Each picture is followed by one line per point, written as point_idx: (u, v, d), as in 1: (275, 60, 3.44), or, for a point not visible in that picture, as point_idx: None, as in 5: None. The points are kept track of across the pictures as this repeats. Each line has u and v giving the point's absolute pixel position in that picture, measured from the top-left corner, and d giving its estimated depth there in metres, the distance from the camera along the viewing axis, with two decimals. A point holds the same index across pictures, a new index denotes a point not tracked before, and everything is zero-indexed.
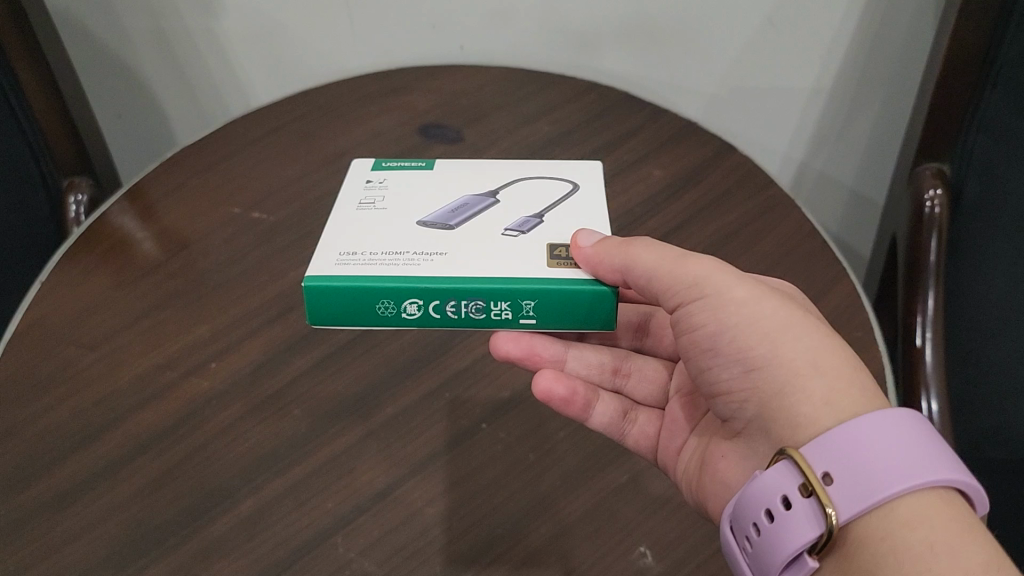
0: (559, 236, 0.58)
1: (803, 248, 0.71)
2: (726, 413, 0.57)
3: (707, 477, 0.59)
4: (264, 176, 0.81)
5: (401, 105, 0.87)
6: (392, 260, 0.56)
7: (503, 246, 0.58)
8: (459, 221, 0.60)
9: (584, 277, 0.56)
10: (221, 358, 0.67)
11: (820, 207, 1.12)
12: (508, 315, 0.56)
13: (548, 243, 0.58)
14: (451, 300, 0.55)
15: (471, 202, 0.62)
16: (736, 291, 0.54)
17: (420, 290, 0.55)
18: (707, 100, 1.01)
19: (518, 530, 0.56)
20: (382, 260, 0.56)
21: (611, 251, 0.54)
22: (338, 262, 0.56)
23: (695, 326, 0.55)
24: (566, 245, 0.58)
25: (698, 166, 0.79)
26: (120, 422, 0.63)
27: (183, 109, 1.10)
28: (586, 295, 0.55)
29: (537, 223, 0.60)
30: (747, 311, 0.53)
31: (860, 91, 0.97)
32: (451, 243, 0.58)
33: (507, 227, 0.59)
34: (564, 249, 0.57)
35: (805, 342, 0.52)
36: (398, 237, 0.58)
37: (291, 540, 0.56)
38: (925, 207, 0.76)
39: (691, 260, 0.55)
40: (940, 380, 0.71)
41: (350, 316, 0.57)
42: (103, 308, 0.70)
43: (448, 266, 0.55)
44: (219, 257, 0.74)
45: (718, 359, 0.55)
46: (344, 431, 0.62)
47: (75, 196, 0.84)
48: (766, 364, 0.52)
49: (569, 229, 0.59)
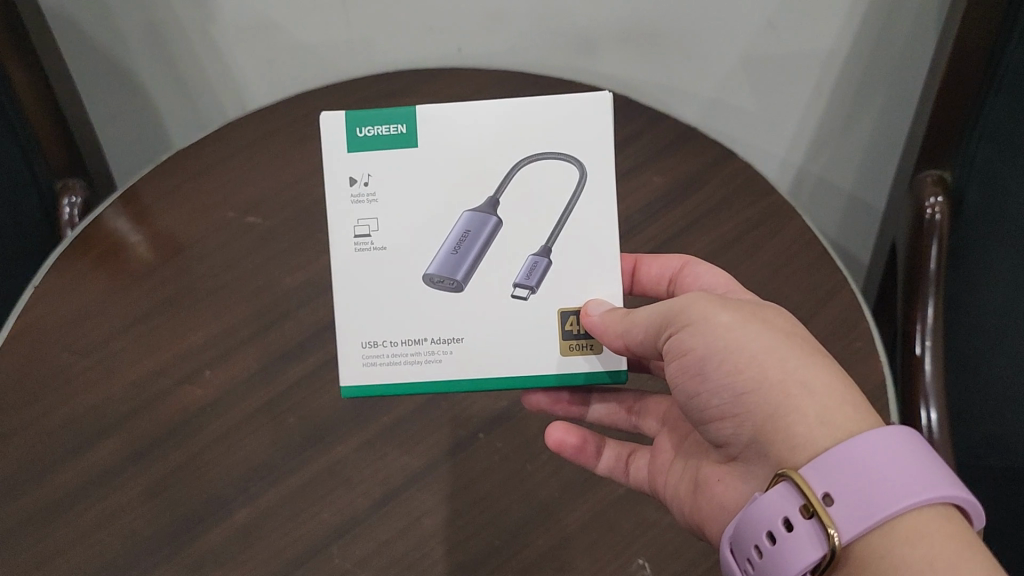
0: (569, 296, 0.59)
1: (802, 258, 0.71)
2: (717, 439, 0.55)
3: (703, 501, 0.56)
4: (259, 178, 0.79)
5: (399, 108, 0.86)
6: (412, 352, 0.59)
7: (516, 316, 0.59)
8: (465, 272, 0.58)
9: (588, 366, 0.59)
10: (216, 364, 0.66)
11: (818, 210, 1.11)
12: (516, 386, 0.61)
13: (558, 309, 0.59)
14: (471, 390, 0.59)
15: (472, 225, 0.58)
16: (721, 316, 0.53)
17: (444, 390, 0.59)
18: (707, 104, 1.01)
19: (514, 542, 0.57)
20: (402, 357, 0.59)
21: (618, 322, 0.56)
22: (364, 364, 0.59)
23: (682, 354, 0.54)
24: (576, 313, 0.59)
25: (702, 171, 0.77)
26: (115, 430, 0.62)
27: (180, 108, 1.09)
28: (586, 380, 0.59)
29: (545, 268, 0.58)
30: (733, 335, 0.53)
31: (859, 96, 0.97)
32: (467, 318, 0.59)
33: (516, 281, 0.58)
34: (574, 320, 0.59)
35: (793, 363, 0.51)
36: (409, 306, 0.59)
37: (284, 552, 0.56)
38: (926, 214, 0.75)
39: (679, 300, 0.55)
40: (939, 389, 0.71)
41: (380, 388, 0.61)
42: (97, 312, 0.69)
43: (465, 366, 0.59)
44: (214, 261, 0.73)
45: (708, 385, 0.54)
46: (344, 438, 0.62)
47: (69, 199, 0.83)
48: (756, 387, 0.51)
49: (578, 277, 0.59)
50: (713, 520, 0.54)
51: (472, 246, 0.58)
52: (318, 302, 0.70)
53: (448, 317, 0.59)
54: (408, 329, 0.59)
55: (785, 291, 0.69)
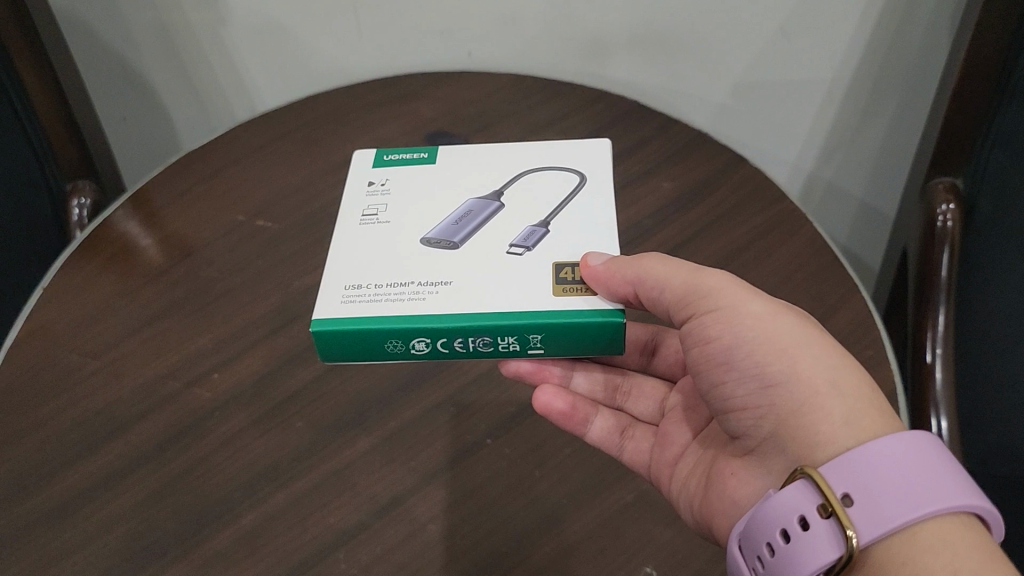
0: (566, 254, 0.58)
1: (814, 264, 0.70)
2: (737, 430, 0.56)
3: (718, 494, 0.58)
4: (269, 182, 0.80)
5: (408, 113, 0.86)
6: (398, 293, 0.56)
7: (509, 269, 0.57)
8: (463, 238, 0.59)
9: (598, 306, 0.55)
10: (223, 368, 0.66)
11: (829, 215, 1.10)
12: (516, 347, 0.56)
13: (554, 262, 0.57)
14: (459, 338, 0.54)
15: (475, 208, 0.62)
16: (752, 306, 0.54)
17: (428, 329, 0.54)
18: (716, 108, 1.00)
19: (523, 548, 0.55)
20: (386, 295, 0.55)
21: (624, 266, 0.55)
22: (344, 301, 0.55)
23: (708, 339, 0.55)
24: (573, 265, 0.57)
25: (709, 177, 0.78)
26: (120, 433, 0.62)
27: (189, 114, 1.10)
28: (595, 325, 0.54)
29: (542, 235, 0.59)
30: (762, 326, 0.53)
31: (871, 102, 0.96)
32: (456, 271, 0.57)
33: (512, 243, 0.59)
34: (570, 270, 0.57)
35: (822, 360, 0.52)
36: (404, 262, 0.58)
37: (290, 556, 0.55)
38: (938, 221, 0.75)
39: (706, 274, 0.56)
40: (950, 400, 0.70)
41: (359, 352, 0.56)
42: (106, 316, 0.69)
43: (454, 301, 0.55)
44: (222, 265, 0.73)
45: (732, 374, 0.54)
46: (351, 443, 0.61)
47: (78, 200, 0.83)
48: (784, 381, 0.52)
49: (575, 245, 0.58)
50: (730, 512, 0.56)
51: (472, 222, 0.61)
52: None
53: (439, 270, 0.57)
54: (402, 275, 0.57)
55: (798, 295, 0.68)
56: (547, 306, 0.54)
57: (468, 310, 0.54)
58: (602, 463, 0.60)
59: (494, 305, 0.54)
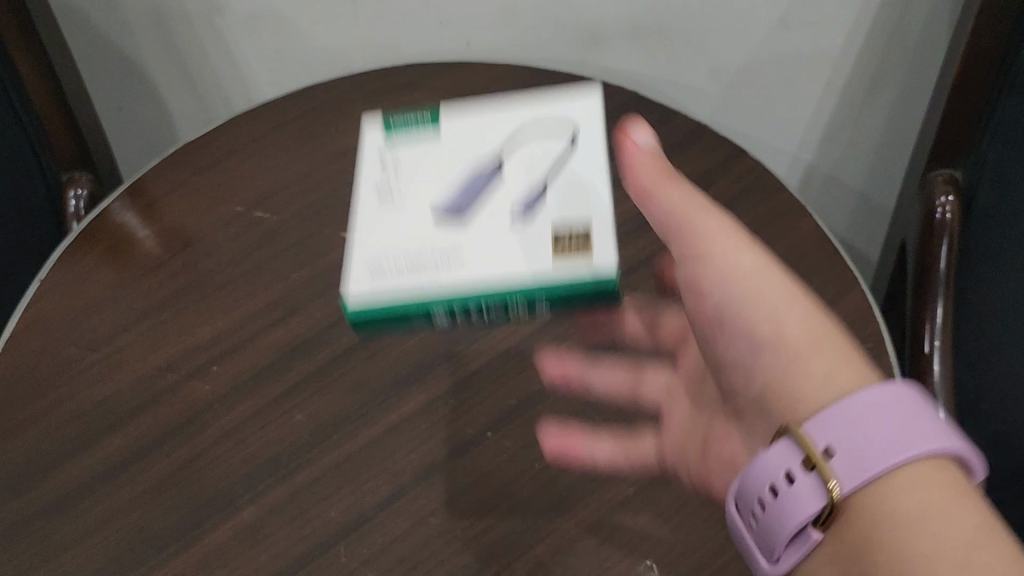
0: (567, 219, 0.62)
1: (813, 257, 0.71)
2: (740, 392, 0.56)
3: (718, 486, 0.58)
4: (269, 172, 0.79)
5: (408, 102, 0.85)
6: (417, 264, 0.60)
7: (515, 233, 0.61)
8: (471, 214, 0.63)
9: (586, 271, 0.59)
10: (222, 360, 0.66)
11: (828, 208, 1.10)
12: (524, 305, 0.61)
13: (554, 225, 0.61)
14: (472, 304, 0.60)
15: (479, 180, 0.65)
16: (743, 263, 0.55)
17: (445, 300, 0.59)
18: (715, 100, 1.00)
19: (523, 541, 0.55)
20: (403, 273, 0.59)
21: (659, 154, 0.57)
22: (370, 282, 0.59)
23: (698, 281, 0.57)
24: (575, 227, 0.61)
25: (710, 169, 0.78)
26: (120, 426, 0.62)
27: (187, 105, 1.09)
28: (588, 284, 0.59)
29: (545, 202, 0.63)
30: (753, 280, 0.54)
31: (872, 93, 0.96)
32: (468, 237, 0.61)
33: (518, 212, 0.62)
34: (569, 232, 0.61)
35: (800, 315, 0.53)
36: (420, 234, 0.62)
37: (291, 550, 0.55)
38: (937, 212, 0.76)
39: (710, 212, 0.56)
40: (947, 390, 0.70)
41: (387, 321, 0.61)
42: (105, 308, 0.69)
43: (465, 266, 0.59)
44: (222, 257, 0.73)
45: (716, 315, 0.57)
46: (352, 435, 0.61)
47: (75, 190, 0.82)
48: (768, 342, 0.54)
49: (575, 207, 0.62)
50: (728, 507, 0.56)
51: (477, 194, 0.64)
52: (325, 299, 0.69)
53: (452, 240, 0.61)
54: (418, 248, 0.61)
55: None
56: (551, 270, 0.59)
57: (479, 277, 0.59)
58: None
59: (504, 273, 0.59)
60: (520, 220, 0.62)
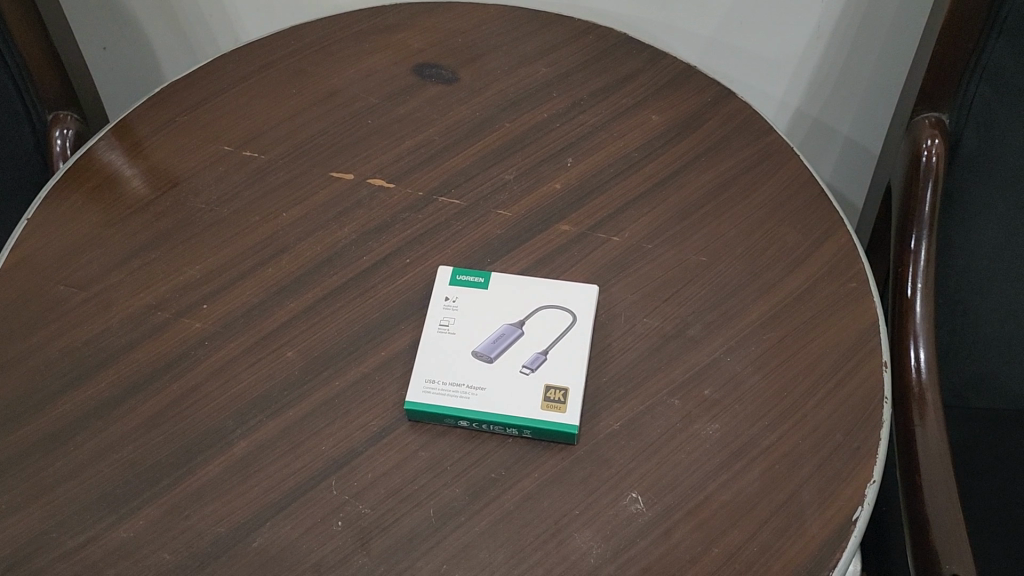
0: (559, 378, 0.60)
1: (800, 199, 0.71)
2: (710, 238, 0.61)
3: (703, 419, 0.59)
4: (256, 112, 0.79)
5: (396, 43, 0.85)
6: (454, 385, 0.59)
7: (508, 386, 0.59)
8: None
9: (563, 420, 0.57)
10: (212, 299, 0.66)
11: (814, 154, 1.10)
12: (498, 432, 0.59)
13: (545, 385, 0.59)
14: (463, 422, 0.58)
15: None
16: None
17: (461, 417, 0.58)
18: (705, 43, 1.00)
19: (512, 473, 0.57)
20: (447, 386, 0.59)
21: None
22: (424, 389, 0.59)
23: None
24: (561, 388, 0.59)
25: (698, 110, 0.78)
26: (111, 361, 0.62)
27: (172, 44, 1.07)
28: (556, 428, 0.57)
29: (540, 359, 0.61)
30: None
31: (860, 37, 0.96)
32: (494, 380, 0.60)
33: None
34: (558, 391, 0.59)
35: None
36: (455, 358, 0.61)
37: (284, 483, 0.56)
38: (923, 156, 0.75)
39: None
40: (929, 332, 0.71)
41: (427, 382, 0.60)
42: (93, 247, 0.69)
43: (464, 397, 0.59)
44: (210, 196, 0.73)
45: None
46: (342, 371, 0.62)
47: (61, 130, 0.82)
48: None
49: (567, 370, 0.60)
50: (712, 440, 0.58)
51: None
52: (314, 238, 0.70)
53: (471, 374, 0.60)
54: (460, 371, 0.60)
55: (783, 230, 0.69)
56: (529, 412, 0.58)
57: (473, 406, 0.58)
58: (592, 389, 0.60)
59: (490, 403, 0.58)
60: (487, 359, 0.61)
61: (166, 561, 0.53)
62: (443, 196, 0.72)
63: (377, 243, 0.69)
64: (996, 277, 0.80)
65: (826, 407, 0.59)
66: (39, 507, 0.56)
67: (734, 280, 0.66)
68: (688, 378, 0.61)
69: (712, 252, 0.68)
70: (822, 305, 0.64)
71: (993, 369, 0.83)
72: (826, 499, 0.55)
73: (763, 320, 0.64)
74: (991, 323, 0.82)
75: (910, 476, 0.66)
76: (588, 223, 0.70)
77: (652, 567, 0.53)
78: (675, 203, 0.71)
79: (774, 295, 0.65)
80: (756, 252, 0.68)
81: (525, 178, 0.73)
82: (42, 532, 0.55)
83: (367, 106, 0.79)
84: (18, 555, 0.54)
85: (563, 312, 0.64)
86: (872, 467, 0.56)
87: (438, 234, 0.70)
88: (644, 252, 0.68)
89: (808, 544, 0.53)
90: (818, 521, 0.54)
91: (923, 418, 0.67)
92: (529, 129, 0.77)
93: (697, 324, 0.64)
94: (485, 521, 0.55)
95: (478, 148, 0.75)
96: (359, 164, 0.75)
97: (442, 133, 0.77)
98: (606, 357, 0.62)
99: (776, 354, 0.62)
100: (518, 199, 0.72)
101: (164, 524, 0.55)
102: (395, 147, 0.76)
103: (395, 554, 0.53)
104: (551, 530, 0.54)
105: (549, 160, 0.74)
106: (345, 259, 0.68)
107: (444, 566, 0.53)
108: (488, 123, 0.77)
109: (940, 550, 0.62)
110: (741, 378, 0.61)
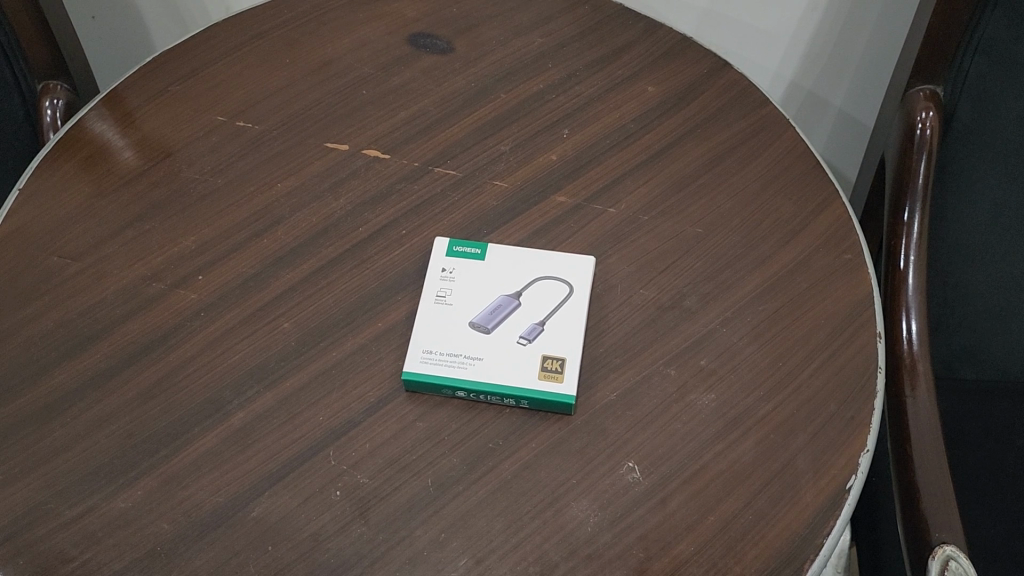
0: (556, 348, 0.60)
1: (794, 170, 0.71)
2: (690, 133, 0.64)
3: (699, 390, 0.59)
4: (249, 83, 0.78)
5: (390, 13, 0.84)
6: (453, 356, 0.60)
7: (507, 357, 0.59)
8: None
9: (561, 390, 0.58)
10: (209, 269, 0.66)
11: (808, 125, 1.10)
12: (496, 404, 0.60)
13: (542, 355, 0.60)
14: (461, 393, 0.59)
15: None
16: None
17: (459, 388, 0.58)
18: (699, 13, 1.00)
19: (509, 443, 0.57)
20: (445, 358, 0.59)
21: None
22: (422, 361, 0.59)
23: None
24: (559, 358, 0.59)
25: (694, 82, 0.78)
26: (107, 333, 0.62)
27: (160, 12, 1.06)
28: (553, 399, 0.57)
29: (537, 330, 0.61)
30: None
31: (855, 10, 0.96)
32: (491, 351, 0.60)
33: None
34: (555, 361, 0.59)
35: None
36: (452, 330, 0.61)
37: (282, 452, 0.56)
38: (917, 128, 0.75)
39: None
40: (921, 303, 0.72)
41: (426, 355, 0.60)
42: (86, 218, 0.69)
43: (462, 368, 0.59)
44: (204, 166, 0.72)
45: None
46: (339, 343, 0.62)
47: (51, 100, 0.81)
48: None
49: (565, 341, 0.60)
50: (708, 411, 0.58)
51: None
52: (309, 209, 0.69)
53: (469, 345, 0.60)
54: (458, 342, 0.60)
55: (779, 202, 0.69)
56: (527, 382, 0.58)
57: (471, 376, 0.58)
58: (589, 360, 0.61)
59: (488, 374, 0.58)
60: (484, 330, 0.61)
61: (165, 530, 0.53)
62: (438, 168, 0.72)
63: (373, 214, 0.69)
64: (988, 250, 0.80)
65: (821, 377, 0.60)
66: (36, 477, 0.56)
67: (729, 252, 0.66)
68: (683, 350, 0.61)
69: (708, 224, 0.68)
70: (817, 276, 0.65)
71: (982, 340, 0.84)
72: (820, 468, 0.56)
73: (759, 292, 0.64)
74: (981, 294, 0.82)
75: (900, 446, 0.66)
76: (583, 194, 0.70)
77: (649, 536, 0.53)
78: (670, 174, 0.71)
79: (770, 267, 0.65)
80: (751, 223, 0.68)
81: (521, 148, 0.73)
82: (39, 503, 0.55)
83: (361, 76, 0.79)
84: (16, 525, 0.54)
85: (560, 283, 0.64)
86: (866, 437, 0.57)
87: (434, 206, 0.69)
88: (640, 224, 0.68)
89: (803, 512, 0.54)
90: (812, 490, 0.55)
91: (914, 389, 0.68)
92: (524, 100, 0.76)
93: (694, 295, 0.64)
94: (483, 490, 0.55)
95: (473, 119, 0.75)
96: (353, 134, 0.74)
97: (437, 104, 0.76)
98: (602, 328, 0.62)
99: (772, 325, 0.62)
100: (513, 170, 0.71)
101: (162, 495, 0.55)
102: (390, 119, 0.75)
103: (393, 523, 0.54)
104: (548, 499, 0.55)
105: (545, 132, 0.74)
106: (340, 230, 0.68)
107: (443, 534, 0.53)
108: (483, 95, 0.77)
109: (929, 518, 0.62)
110: (737, 349, 0.61)
